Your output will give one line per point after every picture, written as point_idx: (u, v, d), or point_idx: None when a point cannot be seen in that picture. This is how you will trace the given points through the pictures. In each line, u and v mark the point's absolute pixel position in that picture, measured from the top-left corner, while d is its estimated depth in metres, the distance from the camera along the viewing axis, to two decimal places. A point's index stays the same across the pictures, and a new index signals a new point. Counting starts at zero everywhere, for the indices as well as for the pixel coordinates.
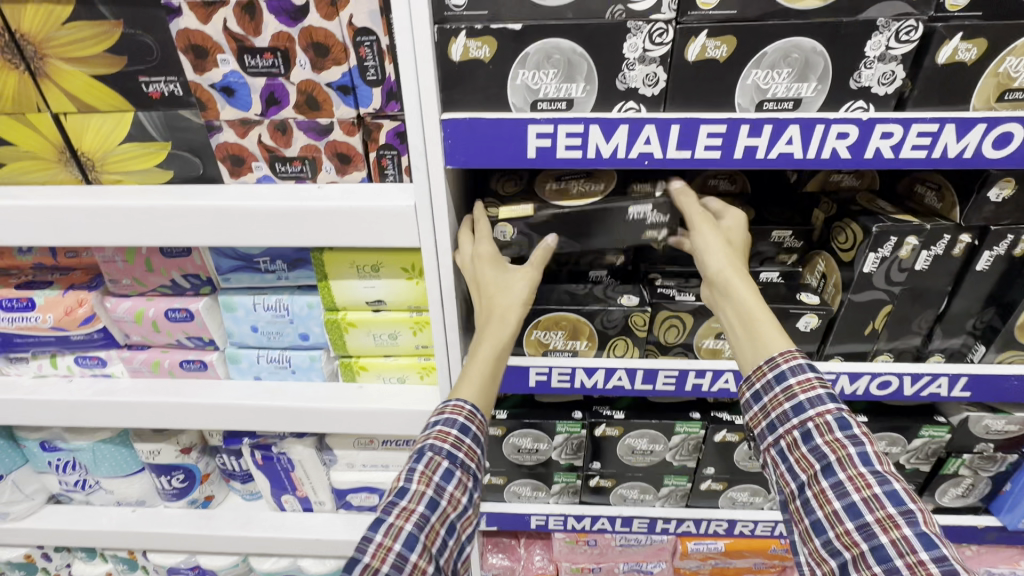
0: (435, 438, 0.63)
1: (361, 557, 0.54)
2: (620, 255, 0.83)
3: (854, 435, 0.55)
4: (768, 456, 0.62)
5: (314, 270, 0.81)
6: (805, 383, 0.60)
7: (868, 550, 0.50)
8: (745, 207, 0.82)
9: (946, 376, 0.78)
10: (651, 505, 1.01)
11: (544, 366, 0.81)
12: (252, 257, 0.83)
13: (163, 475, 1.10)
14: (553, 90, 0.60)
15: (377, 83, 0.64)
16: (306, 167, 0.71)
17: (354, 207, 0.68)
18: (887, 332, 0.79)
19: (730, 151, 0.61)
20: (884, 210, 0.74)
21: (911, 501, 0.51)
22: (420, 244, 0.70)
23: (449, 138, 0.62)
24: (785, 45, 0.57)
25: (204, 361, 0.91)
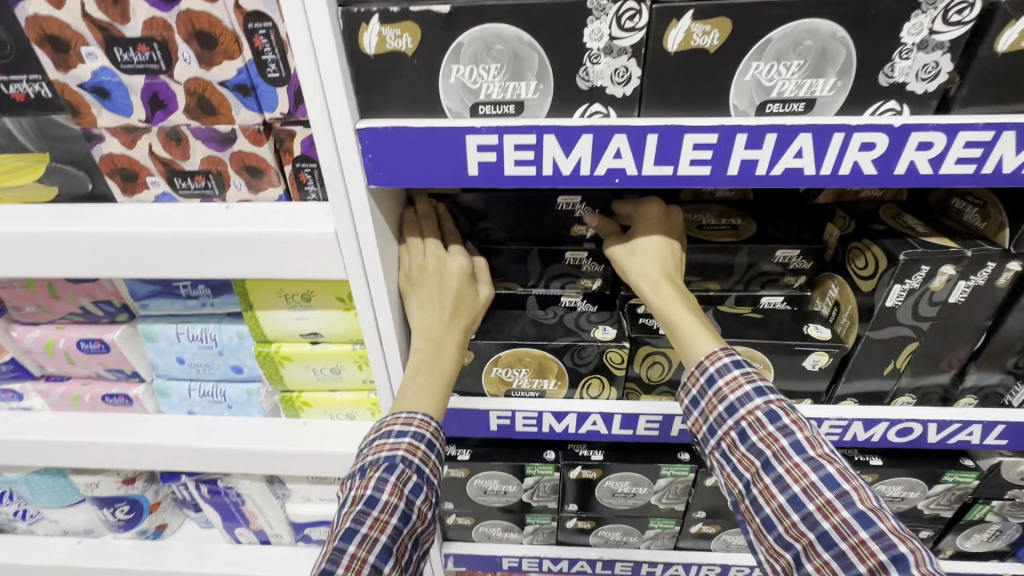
0: (407, 449, 0.53)
1: (334, 571, 0.46)
2: (597, 279, 0.71)
3: (785, 425, 0.53)
4: (715, 459, 0.58)
5: (238, 298, 0.70)
6: (733, 382, 0.56)
7: (815, 539, 0.47)
8: (745, 219, 0.69)
9: (979, 424, 0.66)
10: (636, 546, 0.91)
11: (505, 410, 0.70)
12: (169, 282, 0.71)
13: (105, 507, 1.01)
14: (497, 90, 0.48)
15: (281, 81, 0.51)
16: (211, 183, 0.59)
17: (265, 234, 0.56)
18: (910, 372, 0.67)
19: (721, 167, 0.48)
20: (913, 229, 0.61)
21: (847, 481, 0.48)
22: (348, 275, 0.59)
23: (368, 153, 0.49)
24: (795, 29, 0.44)
25: (129, 396, 0.81)
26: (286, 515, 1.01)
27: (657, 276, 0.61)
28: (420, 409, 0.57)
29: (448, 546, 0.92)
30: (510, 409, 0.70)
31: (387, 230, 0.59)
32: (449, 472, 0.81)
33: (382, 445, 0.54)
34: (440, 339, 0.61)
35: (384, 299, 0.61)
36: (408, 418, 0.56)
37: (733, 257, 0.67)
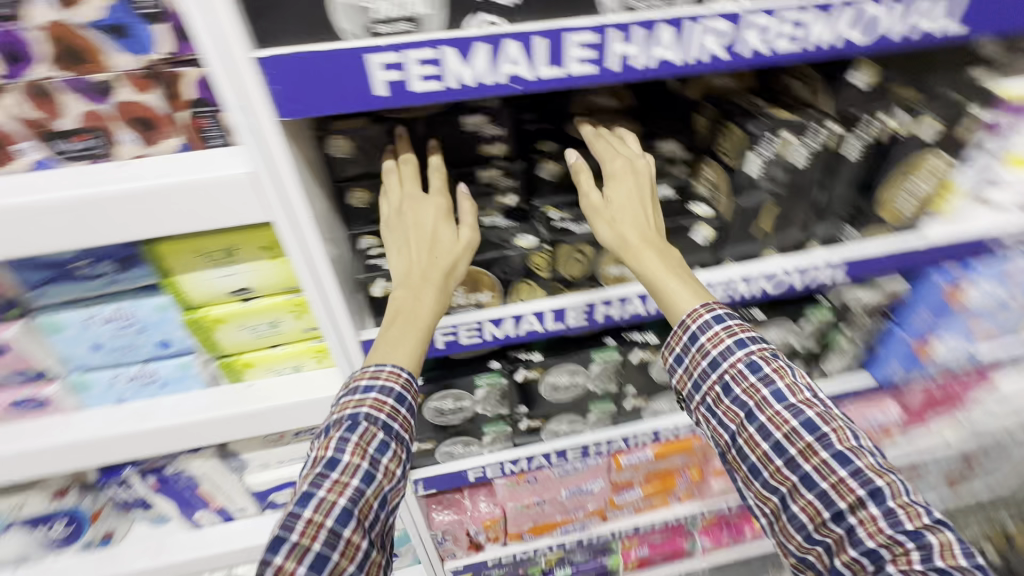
0: (371, 407, 0.63)
1: (289, 535, 0.55)
2: (511, 193, 0.77)
3: (766, 376, 0.71)
4: (700, 412, 0.77)
5: (150, 266, 0.67)
6: (716, 340, 0.74)
7: (799, 483, 0.67)
8: (632, 121, 0.81)
9: (829, 265, 0.81)
10: (582, 432, 1.03)
11: (447, 327, 0.75)
12: (64, 263, 0.66)
13: (39, 526, 0.94)
14: (388, 6, 0.49)
15: (158, 17, 0.49)
16: (96, 141, 0.55)
17: (167, 186, 0.54)
18: (775, 231, 0.81)
19: (604, 63, 0.55)
20: (762, 108, 0.73)
21: (827, 426, 0.68)
22: (269, 218, 0.58)
23: (270, 81, 0.49)
24: None
25: (42, 398, 0.75)
26: (246, 487, 1.00)
27: (622, 222, 0.70)
28: (389, 362, 0.66)
29: (415, 474, 0.98)
30: (451, 324, 0.75)
31: (303, 169, 0.60)
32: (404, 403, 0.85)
33: (350, 403, 0.64)
34: (416, 289, 0.67)
35: (312, 238, 0.62)
36: (376, 371, 0.65)
37: None
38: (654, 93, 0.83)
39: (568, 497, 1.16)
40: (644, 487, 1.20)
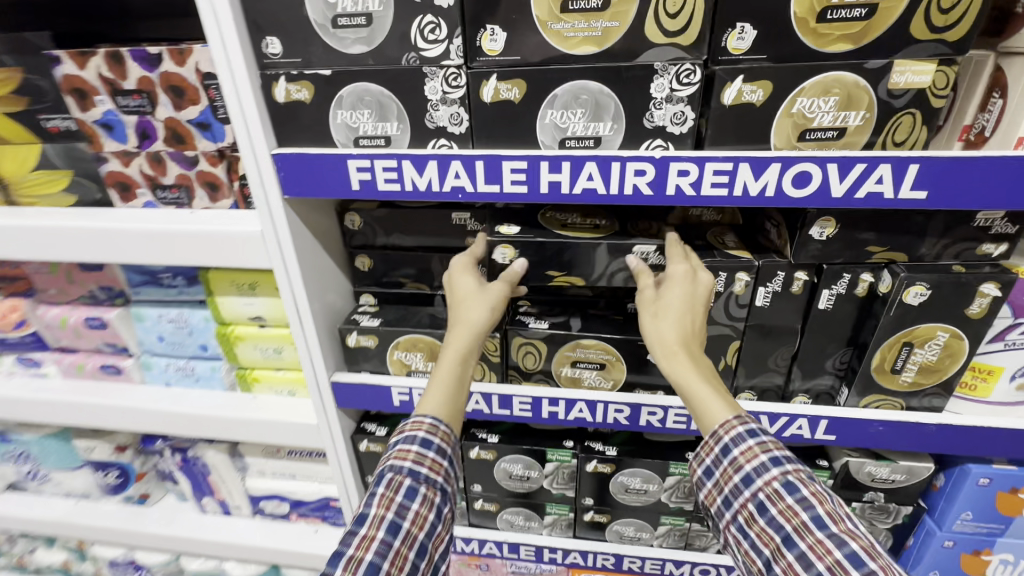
0: (396, 458, 0.63)
1: (348, 551, 0.56)
2: (771, 377, 0.76)
3: (805, 500, 0.57)
4: (731, 533, 0.63)
5: (416, 190, 0.64)
6: (748, 453, 0.62)
7: (843, 558, 0.52)
8: (934, 397, 0.72)
9: (806, 419, 0.74)
10: (649, 544, 0.95)
11: (565, 399, 0.79)
12: (371, 139, 0.64)
13: (187, 354, 0.95)
14: (829, 119, 0.57)
15: (654, 130, 0.59)
16: (446, 70, 0.59)
17: (442, 182, 0.63)
18: (854, 377, 0.72)
19: (895, 188, 0.57)
20: (942, 351, 0.68)
21: (872, 560, 0.51)
22: (535, 185, 0.62)
23: (717, 128, 0.58)
24: (927, 329, 0.66)
25: (240, 247, 0.72)
26: (346, 478, 0.97)
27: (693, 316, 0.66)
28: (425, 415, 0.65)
29: (475, 532, 0.98)
30: (557, 396, 0.79)
31: (601, 199, 0.62)
32: (595, 466, 0.87)
33: (406, 451, 0.63)
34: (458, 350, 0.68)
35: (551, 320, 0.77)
36: (432, 428, 0.64)
37: (914, 414, 0.72)
38: (970, 421, 0.72)
39: None
40: None
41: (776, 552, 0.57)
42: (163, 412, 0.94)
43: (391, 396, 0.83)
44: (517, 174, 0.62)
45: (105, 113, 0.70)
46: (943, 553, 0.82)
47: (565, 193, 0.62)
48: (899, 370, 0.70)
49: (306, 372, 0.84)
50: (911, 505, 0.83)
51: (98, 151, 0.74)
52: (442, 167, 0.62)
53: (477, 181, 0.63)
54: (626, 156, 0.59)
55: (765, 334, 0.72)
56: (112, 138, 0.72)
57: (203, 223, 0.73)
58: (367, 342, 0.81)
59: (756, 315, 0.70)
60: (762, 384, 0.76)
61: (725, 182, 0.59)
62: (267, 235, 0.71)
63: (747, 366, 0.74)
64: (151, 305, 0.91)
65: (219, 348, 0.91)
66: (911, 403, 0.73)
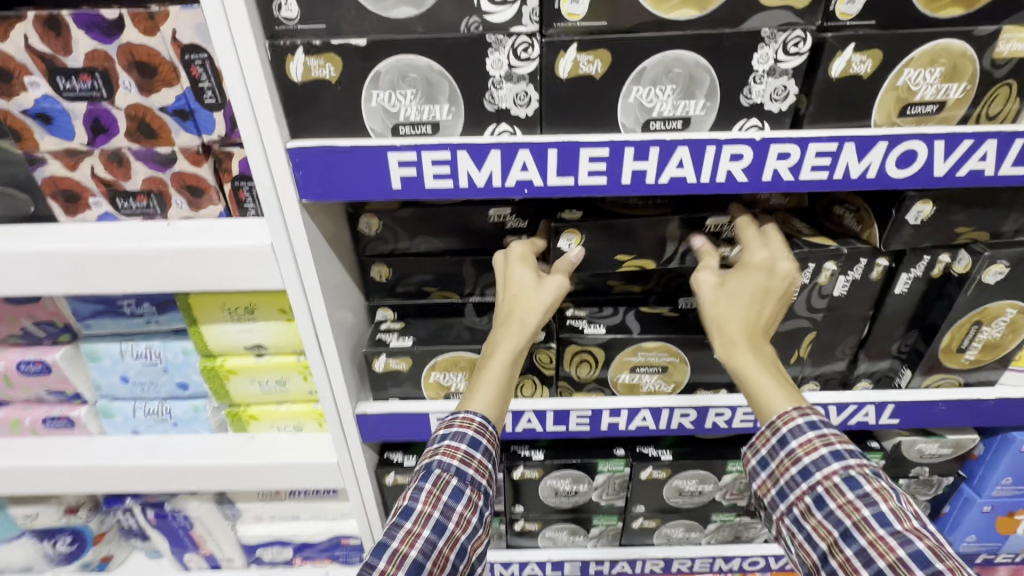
0: (444, 454, 0.56)
1: (391, 543, 0.51)
2: (835, 364, 0.73)
3: (867, 495, 0.50)
4: (782, 526, 0.55)
5: (472, 186, 0.54)
6: (808, 445, 0.54)
7: (908, 556, 0.46)
8: (990, 372, 0.72)
9: (874, 405, 0.72)
10: (697, 543, 0.92)
11: (627, 408, 0.72)
12: (414, 126, 0.52)
13: (163, 394, 0.79)
14: (931, 92, 0.53)
15: (751, 108, 0.52)
16: (513, 40, 0.48)
17: (503, 174, 0.53)
18: (921, 358, 0.70)
19: (996, 165, 0.54)
20: (1008, 325, 0.67)
21: (940, 561, 0.45)
22: (616, 174, 0.53)
23: (819, 104, 0.52)
24: (999, 305, 0.65)
25: (243, 264, 0.59)
26: (367, 516, 0.85)
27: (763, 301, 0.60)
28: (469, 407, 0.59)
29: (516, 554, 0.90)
30: (617, 406, 0.72)
31: (688, 188, 0.54)
32: (650, 473, 0.81)
33: (454, 447, 0.56)
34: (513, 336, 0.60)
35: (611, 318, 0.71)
36: (469, 419, 0.58)
37: (971, 390, 0.72)
38: (1020, 392, 0.73)
39: None
40: None
41: (834, 549, 0.50)
42: (133, 468, 0.77)
43: (428, 423, 0.72)
44: (596, 163, 0.53)
45: (40, 99, 0.54)
46: (982, 517, 0.85)
47: (650, 182, 0.54)
48: (964, 348, 0.69)
49: (324, 405, 0.71)
50: (952, 475, 0.85)
51: (29, 151, 0.57)
52: (506, 157, 0.52)
53: (547, 174, 0.53)
54: (722, 138, 0.52)
55: (837, 321, 0.68)
56: (52, 132, 0.55)
57: (191, 238, 0.59)
58: (399, 363, 0.71)
59: (833, 303, 0.66)
60: (826, 372, 0.74)
61: (826, 163, 0.53)
62: (278, 249, 0.58)
63: (812, 355, 0.71)
64: (110, 340, 0.74)
65: (204, 385, 0.76)
66: (968, 380, 0.72)
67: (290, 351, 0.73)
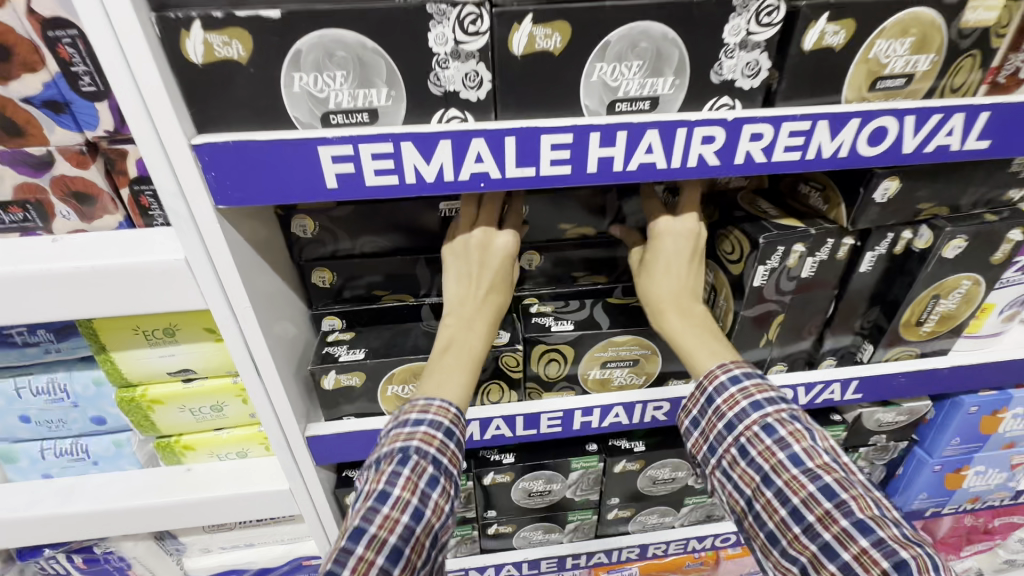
0: (420, 440, 0.52)
1: (368, 528, 0.47)
2: (802, 344, 0.72)
3: (784, 439, 0.53)
4: (714, 477, 0.58)
5: (421, 182, 0.47)
6: (732, 399, 0.57)
7: (817, 490, 0.50)
8: (945, 341, 0.74)
9: (840, 383, 0.72)
10: (671, 526, 0.92)
11: (599, 406, 0.69)
12: (349, 115, 0.45)
13: (77, 430, 0.68)
14: (901, 65, 0.50)
15: (722, 85, 0.48)
16: (460, 11, 0.42)
17: (456, 167, 0.47)
18: (883, 333, 0.71)
19: (961, 139, 0.52)
20: (963, 296, 0.68)
21: (845, 491, 0.49)
22: (582, 162, 0.48)
23: (791, 80, 0.49)
24: (957, 278, 0.65)
25: (153, 283, 0.50)
26: (327, 539, 0.79)
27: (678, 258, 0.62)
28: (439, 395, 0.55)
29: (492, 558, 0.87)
30: (589, 404, 0.68)
31: (658, 175, 0.50)
32: (624, 465, 0.79)
33: (428, 433, 0.53)
34: (470, 321, 0.60)
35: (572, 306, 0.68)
36: (424, 405, 0.55)
37: (927, 360, 0.74)
38: (970, 358, 0.75)
39: None
40: None
41: (756, 494, 0.53)
42: (45, 520, 0.67)
43: None
44: (559, 151, 0.47)
45: None
46: (932, 476, 0.89)
47: (618, 170, 0.49)
48: (923, 321, 0.70)
49: (268, 431, 0.63)
50: (905, 440, 0.88)
51: None
52: (457, 147, 0.46)
53: (506, 165, 0.47)
54: (694, 119, 0.47)
55: (805, 302, 0.67)
56: None
57: (84, 256, 0.49)
58: (350, 378, 0.64)
59: (801, 285, 0.65)
60: (793, 353, 0.73)
61: (799, 143, 0.50)
62: (195, 264, 0.49)
63: (780, 338, 0.70)
64: (1, 375, 0.63)
65: (124, 418, 0.67)
66: (925, 350, 0.74)
67: (224, 372, 0.65)
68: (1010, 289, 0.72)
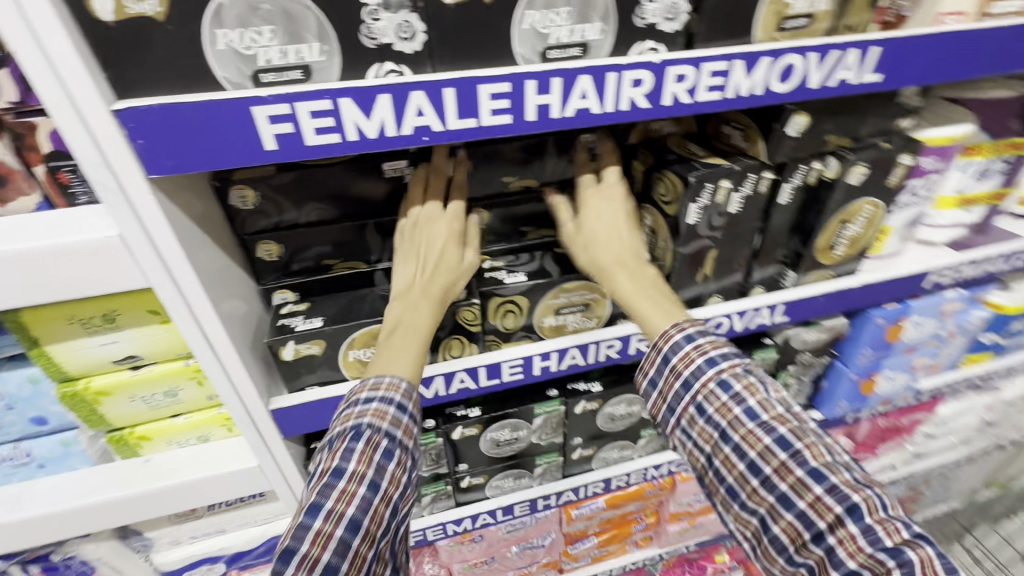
0: (373, 416, 0.55)
1: (324, 502, 0.50)
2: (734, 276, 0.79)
3: (738, 394, 0.58)
4: (675, 436, 0.64)
5: (364, 140, 0.47)
6: (685, 357, 0.61)
7: (773, 443, 0.55)
8: (854, 262, 0.83)
9: (769, 307, 0.79)
10: (630, 459, 0.99)
11: (556, 351, 0.72)
12: (282, 72, 0.44)
13: (16, 433, 0.65)
14: (803, 5, 0.55)
15: (646, 30, 0.51)
16: None
17: (399, 122, 0.47)
18: (803, 259, 0.78)
19: (857, 73, 0.58)
20: (867, 219, 0.76)
21: (798, 440, 0.55)
22: (521, 111, 0.50)
23: (708, 22, 0.52)
24: (861, 203, 0.73)
25: (86, 263, 0.47)
26: (303, 512, 0.79)
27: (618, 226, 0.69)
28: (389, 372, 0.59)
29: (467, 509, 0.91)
30: (546, 350, 0.72)
31: (593, 121, 0.52)
32: (583, 406, 0.84)
33: (381, 410, 0.56)
34: (421, 299, 0.62)
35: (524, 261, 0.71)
36: (374, 383, 0.58)
37: (840, 280, 0.82)
38: (875, 276, 0.85)
39: (514, 556, 1.05)
40: (601, 537, 1.12)
41: (716, 449, 0.59)
42: None
43: None
44: (498, 100, 0.48)
45: None
46: (849, 385, 1.01)
47: (555, 117, 0.51)
48: (835, 245, 0.77)
49: (230, 408, 0.63)
50: (826, 355, 0.99)
51: None
52: (397, 101, 0.46)
53: (447, 117, 0.48)
54: (622, 63, 0.50)
55: (735, 236, 0.73)
56: None
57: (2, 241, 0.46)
58: (309, 347, 0.64)
59: (731, 220, 0.70)
60: (728, 285, 0.79)
61: (719, 83, 0.54)
62: (131, 239, 0.47)
63: (716, 271, 0.76)
64: None
65: (69, 414, 0.64)
66: (838, 272, 0.82)
67: (174, 355, 0.63)
68: (903, 210, 0.81)
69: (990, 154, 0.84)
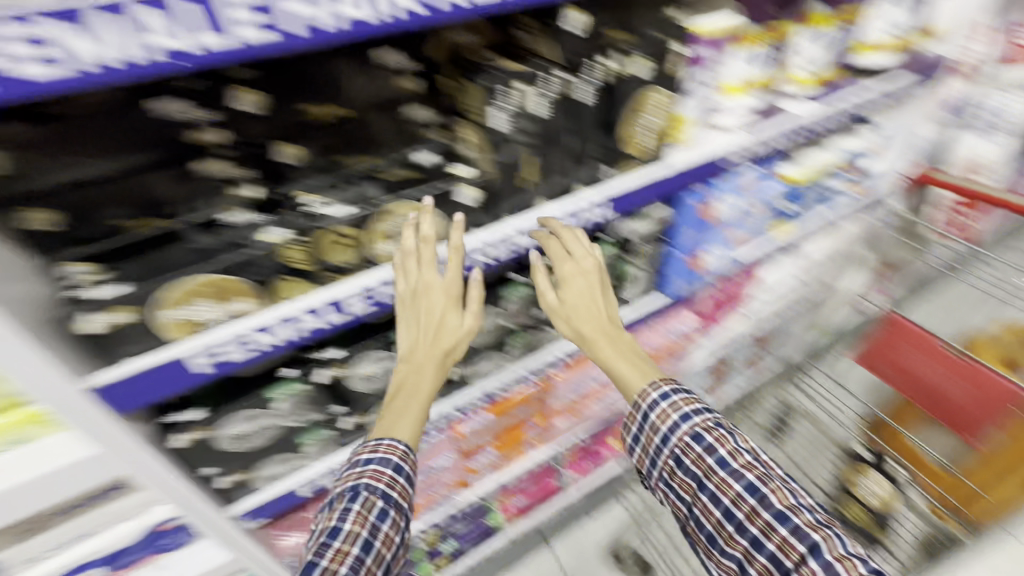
0: (371, 477, 0.70)
1: (320, 561, 0.63)
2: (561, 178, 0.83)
3: (710, 446, 0.72)
4: (660, 488, 0.79)
5: (113, 71, 0.42)
6: (663, 415, 0.76)
7: (743, 489, 0.68)
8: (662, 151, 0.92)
9: (600, 201, 0.85)
10: (505, 367, 1.07)
11: (401, 273, 0.72)
12: None
13: None
14: None
15: None
16: None
17: (148, 46, 0.43)
18: (615, 152, 0.85)
19: None
20: (665, 107, 0.84)
21: (764, 486, 0.68)
22: (291, 23, 0.47)
23: None
24: (650, 92, 0.81)
25: None
26: (181, 497, 0.73)
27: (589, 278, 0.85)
28: (386, 437, 0.74)
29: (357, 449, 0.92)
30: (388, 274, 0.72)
31: (374, 30, 0.52)
32: None
33: (378, 471, 0.71)
34: (419, 367, 0.77)
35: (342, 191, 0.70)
36: (375, 446, 0.73)
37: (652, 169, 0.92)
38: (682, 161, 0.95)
39: (416, 481, 1.11)
40: (497, 446, 1.21)
41: (696, 500, 0.73)
42: None
43: (198, 362, 0.62)
44: (259, 13, 0.45)
45: None
46: (680, 265, 1.15)
47: (329, 27, 0.49)
48: (639, 135, 0.85)
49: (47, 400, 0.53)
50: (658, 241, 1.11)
51: None
52: (135, 20, 0.41)
53: (205, 35, 0.44)
54: None
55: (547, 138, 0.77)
56: None
57: None
58: (113, 314, 0.60)
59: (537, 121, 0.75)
60: (558, 187, 0.83)
61: None
62: None
63: (540, 175, 0.80)
64: None
65: None
66: (652, 161, 0.91)
67: None
68: (690, 98, 0.92)
69: (756, 41, 0.95)
